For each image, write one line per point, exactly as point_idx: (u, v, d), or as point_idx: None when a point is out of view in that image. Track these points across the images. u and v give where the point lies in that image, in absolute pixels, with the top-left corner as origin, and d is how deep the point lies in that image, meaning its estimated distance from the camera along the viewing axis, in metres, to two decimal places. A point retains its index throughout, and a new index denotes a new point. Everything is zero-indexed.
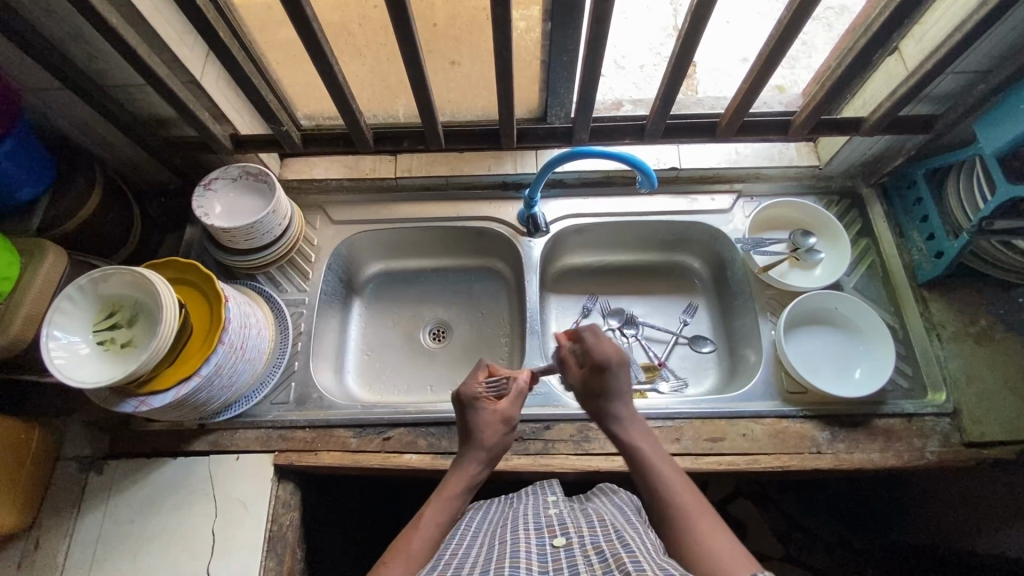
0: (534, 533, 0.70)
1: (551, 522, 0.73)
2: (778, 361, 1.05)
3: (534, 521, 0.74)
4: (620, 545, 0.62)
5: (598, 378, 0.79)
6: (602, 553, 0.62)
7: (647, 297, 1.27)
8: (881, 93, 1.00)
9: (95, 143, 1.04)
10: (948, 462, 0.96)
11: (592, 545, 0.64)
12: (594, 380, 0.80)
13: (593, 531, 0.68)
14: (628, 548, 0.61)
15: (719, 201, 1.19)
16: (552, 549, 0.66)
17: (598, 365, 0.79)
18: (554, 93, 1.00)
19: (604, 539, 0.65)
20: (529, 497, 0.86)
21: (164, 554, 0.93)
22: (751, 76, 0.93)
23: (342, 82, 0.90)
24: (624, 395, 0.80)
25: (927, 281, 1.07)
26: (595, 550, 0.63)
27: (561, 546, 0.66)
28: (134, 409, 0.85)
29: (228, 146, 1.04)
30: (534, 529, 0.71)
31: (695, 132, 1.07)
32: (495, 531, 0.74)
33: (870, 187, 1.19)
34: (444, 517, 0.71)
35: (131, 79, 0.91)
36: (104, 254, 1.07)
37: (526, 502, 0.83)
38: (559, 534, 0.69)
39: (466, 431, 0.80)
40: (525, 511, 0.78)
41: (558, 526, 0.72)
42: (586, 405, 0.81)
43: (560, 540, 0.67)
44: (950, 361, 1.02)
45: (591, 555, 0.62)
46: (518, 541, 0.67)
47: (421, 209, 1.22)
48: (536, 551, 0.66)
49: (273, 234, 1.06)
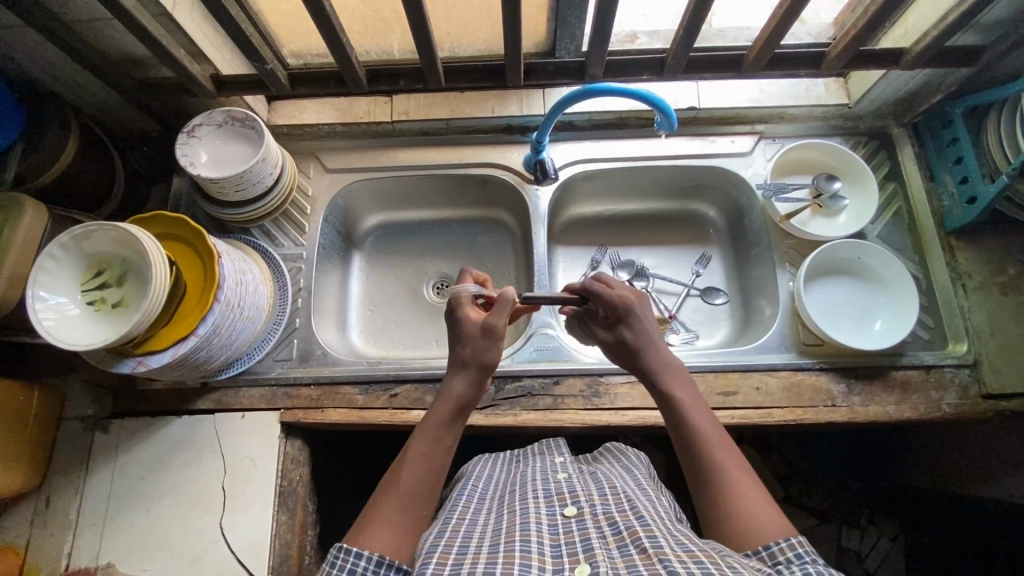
0: (544, 501, 0.68)
1: (561, 488, 0.72)
2: (795, 313, 1.02)
3: (543, 488, 0.72)
4: (634, 517, 0.62)
5: (630, 326, 0.78)
6: (616, 525, 0.61)
7: (658, 247, 1.22)
8: (927, 20, 0.90)
9: (64, 86, 0.95)
10: (965, 414, 0.94)
11: (605, 516, 0.63)
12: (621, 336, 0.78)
13: (606, 502, 0.67)
14: (643, 522, 0.61)
15: (740, 143, 1.12)
16: (563, 519, 0.64)
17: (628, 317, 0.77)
18: (564, 23, 0.90)
19: (617, 510, 0.64)
20: (537, 458, 0.84)
21: (177, 509, 0.94)
22: (785, 2, 0.83)
23: (331, 13, 0.80)
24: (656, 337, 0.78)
25: (956, 228, 1.02)
26: (608, 522, 0.62)
27: (572, 517, 0.65)
28: (133, 369, 0.82)
29: (209, 89, 0.96)
30: (543, 497, 0.70)
31: (718, 67, 0.98)
32: (503, 497, 0.73)
33: (901, 127, 1.11)
34: (431, 451, 0.69)
35: (95, 12, 0.82)
36: (88, 207, 1.01)
37: (533, 464, 0.82)
38: (570, 503, 0.67)
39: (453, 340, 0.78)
40: (531, 477, 0.77)
41: (567, 493, 0.70)
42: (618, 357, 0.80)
43: (571, 510, 0.65)
44: (974, 312, 0.98)
45: (603, 526, 0.62)
46: (528, 512, 0.65)
47: (422, 155, 1.15)
48: (547, 521, 0.64)
49: (265, 184, 1.00)
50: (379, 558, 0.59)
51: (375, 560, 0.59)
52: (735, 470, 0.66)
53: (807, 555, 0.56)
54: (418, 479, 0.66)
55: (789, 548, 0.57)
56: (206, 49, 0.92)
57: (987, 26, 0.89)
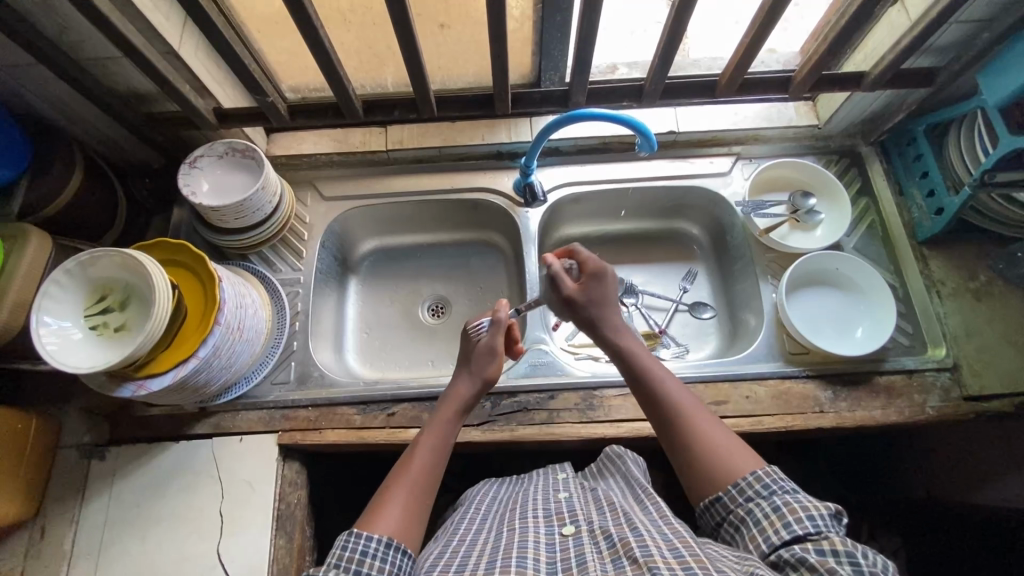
0: (542, 521, 0.70)
1: (560, 509, 0.73)
2: (779, 324, 1.05)
3: (543, 508, 0.74)
4: (628, 528, 0.64)
5: (593, 286, 0.90)
6: (610, 538, 0.63)
7: (646, 265, 1.26)
8: (883, 45, 0.97)
9: (72, 122, 0.99)
10: (948, 416, 0.97)
11: (601, 531, 0.65)
12: (591, 289, 0.90)
13: (603, 516, 0.69)
14: (636, 532, 0.62)
15: (718, 163, 1.17)
16: (561, 538, 0.66)
17: (598, 276, 0.91)
18: (548, 55, 0.96)
19: (613, 524, 0.66)
20: (540, 479, 0.86)
21: (173, 535, 0.93)
22: (752, 30, 0.89)
23: (330, 49, 0.86)
24: (612, 303, 0.91)
25: (927, 239, 1.07)
26: (603, 535, 0.64)
27: (569, 535, 0.66)
28: (133, 392, 0.83)
29: (212, 121, 1.00)
30: (543, 517, 0.71)
31: (693, 93, 1.05)
32: (505, 516, 0.74)
33: (869, 146, 1.17)
34: (439, 438, 0.79)
35: (105, 52, 0.86)
36: (90, 237, 1.04)
37: (537, 485, 0.83)
38: (568, 522, 0.69)
39: (467, 356, 0.90)
40: (534, 497, 0.78)
41: (567, 513, 0.72)
42: (583, 313, 0.90)
43: (569, 528, 0.67)
44: (949, 318, 1.02)
45: (599, 541, 0.64)
46: (527, 530, 0.67)
47: (415, 182, 1.19)
48: (544, 540, 0.66)
49: (264, 212, 1.04)
50: (388, 539, 0.64)
51: (384, 543, 0.64)
52: (703, 418, 0.75)
53: (773, 484, 0.65)
54: (431, 459, 0.76)
55: (757, 481, 0.66)
56: (209, 84, 0.96)
57: (940, 50, 0.96)
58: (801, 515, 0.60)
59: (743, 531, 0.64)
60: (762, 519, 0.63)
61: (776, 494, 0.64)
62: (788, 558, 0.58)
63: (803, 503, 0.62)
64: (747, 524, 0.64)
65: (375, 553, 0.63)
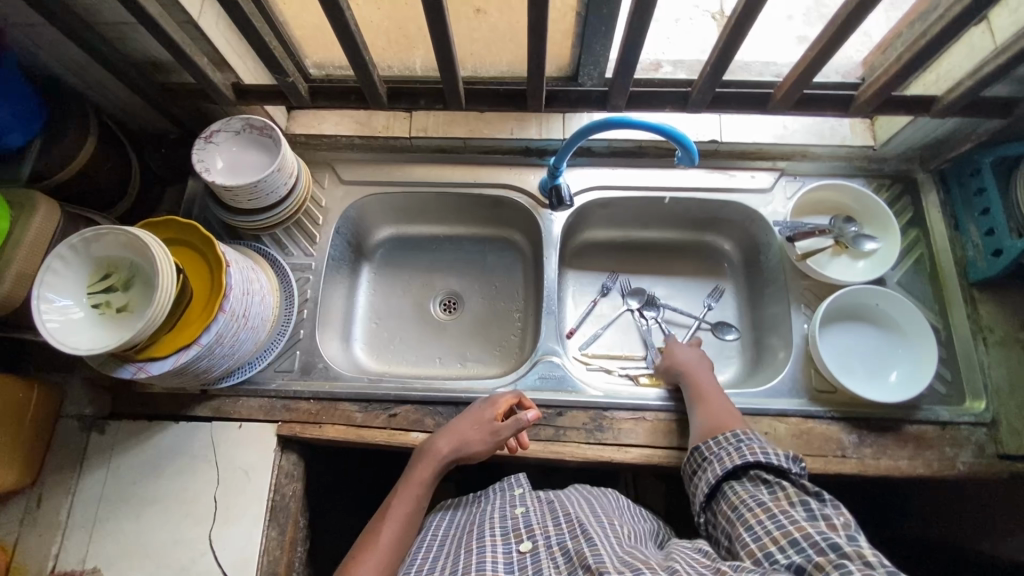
0: (501, 538, 0.72)
1: (518, 523, 0.74)
2: (808, 358, 0.99)
3: (500, 523, 0.75)
4: (583, 540, 0.67)
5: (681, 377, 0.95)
6: (568, 553, 0.67)
7: (671, 278, 1.20)
8: (960, 68, 0.88)
9: (87, 85, 0.95)
10: (979, 474, 0.91)
11: (558, 547, 0.69)
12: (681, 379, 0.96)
13: (559, 530, 0.71)
14: (590, 543, 0.66)
15: (760, 179, 1.10)
16: (519, 556, 0.70)
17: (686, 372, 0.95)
18: (589, 49, 0.88)
19: (569, 538, 0.69)
20: (496, 494, 0.84)
21: (166, 516, 0.93)
22: (820, 43, 0.82)
23: (356, 32, 0.81)
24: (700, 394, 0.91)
25: (979, 280, 0.99)
26: (561, 551, 0.68)
27: (527, 552, 0.70)
28: (132, 374, 0.81)
29: (229, 96, 0.95)
30: (500, 534, 0.73)
31: (744, 104, 0.97)
32: (466, 536, 0.76)
33: (927, 173, 1.08)
34: (411, 507, 0.79)
35: (120, 17, 0.82)
36: (101, 207, 1.01)
37: (492, 501, 0.81)
38: (525, 537, 0.72)
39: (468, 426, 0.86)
40: (491, 513, 0.78)
41: (524, 527, 0.73)
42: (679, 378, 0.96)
43: (526, 545, 0.70)
44: (994, 369, 0.96)
45: (557, 556, 0.68)
46: (485, 549, 0.70)
47: (437, 172, 1.14)
48: (503, 559, 0.69)
49: (279, 193, 1.00)
50: None
51: None
52: (720, 407, 0.88)
53: (743, 437, 0.78)
54: (399, 531, 0.76)
55: (733, 434, 0.79)
56: (229, 57, 0.92)
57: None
58: (758, 452, 0.75)
59: (713, 464, 0.78)
60: (727, 455, 0.78)
61: (746, 439, 0.78)
62: (749, 493, 0.72)
63: (761, 444, 0.76)
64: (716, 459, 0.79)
65: None
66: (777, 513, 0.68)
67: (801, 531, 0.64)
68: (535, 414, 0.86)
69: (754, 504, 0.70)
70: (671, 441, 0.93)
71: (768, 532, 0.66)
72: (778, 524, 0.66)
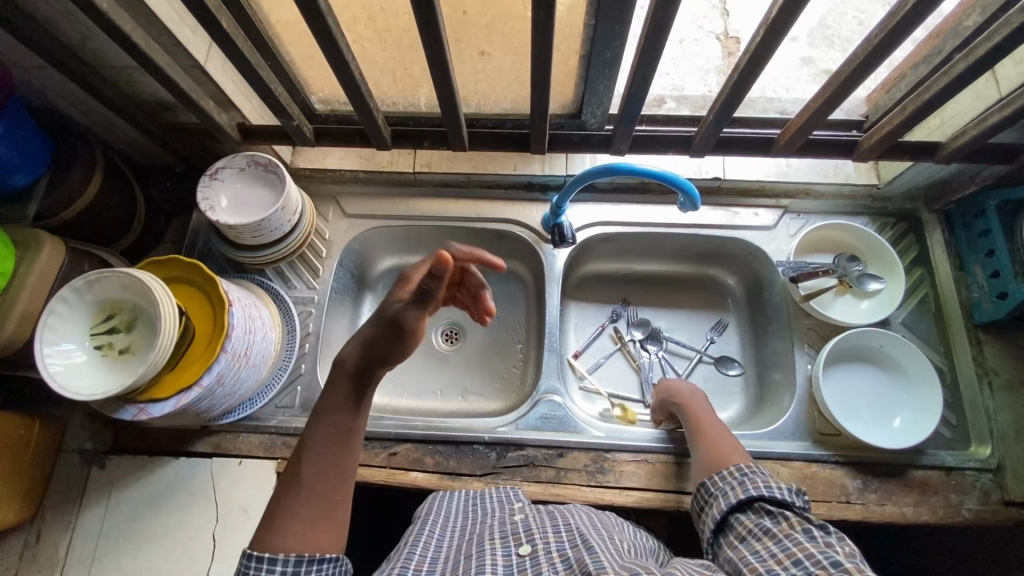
0: (499, 541, 0.66)
1: (517, 527, 0.69)
2: (811, 400, 0.99)
3: (500, 529, 0.69)
4: (583, 548, 0.61)
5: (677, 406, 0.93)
6: (567, 560, 0.61)
7: (674, 311, 1.19)
8: (963, 115, 0.88)
9: (96, 123, 0.96)
10: (985, 522, 0.90)
11: (557, 552, 0.63)
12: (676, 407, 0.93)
13: (558, 536, 0.65)
14: (590, 550, 0.60)
15: (763, 216, 1.10)
16: (518, 559, 0.63)
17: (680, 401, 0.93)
18: (592, 91, 0.88)
19: (569, 545, 0.63)
20: (494, 505, 0.78)
21: (165, 554, 0.92)
22: (824, 93, 0.82)
23: (358, 77, 0.82)
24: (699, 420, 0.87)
25: (985, 322, 0.99)
26: (560, 557, 0.62)
27: (526, 555, 0.63)
28: (133, 416, 0.80)
29: (234, 136, 0.97)
30: (499, 537, 0.67)
31: (748, 146, 0.97)
32: (462, 542, 0.69)
33: (931, 213, 1.08)
34: (337, 432, 0.63)
35: (129, 63, 0.83)
36: (106, 242, 1.01)
37: (491, 510, 0.76)
38: (525, 540, 0.65)
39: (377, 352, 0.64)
40: (489, 521, 0.72)
41: (523, 531, 0.67)
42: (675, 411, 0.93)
43: (525, 548, 0.64)
44: (999, 413, 0.95)
45: (555, 563, 0.62)
46: (483, 553, 0.64)
47: (441, 206, 1.14)
48: (501, 562, 0.63)
49: (283, 230, 1.00)
50: (296, 557, 0.55)
51: (293, 561, 0.55)
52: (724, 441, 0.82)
53: (745, 472, 0.72)
54: (323, 465, 0.61)
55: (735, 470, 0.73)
56: (234, 97, 0.93)
57: None
58: (761, 484, 0.69)
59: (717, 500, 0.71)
60: (730, 490, 0.71)
61: (748, 475, 0.71)
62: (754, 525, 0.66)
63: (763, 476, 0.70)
64: (717, 493, 0.72)
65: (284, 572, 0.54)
66: (781, 538, 0.61)
67: (805, 551, 0.58)
68: (445, 255, 0.59)
69: (759, 532, 0.64)
70: (673, 485, 0.93)
71: (772, 556, 0.60)
72: (783, 548, 0.60)
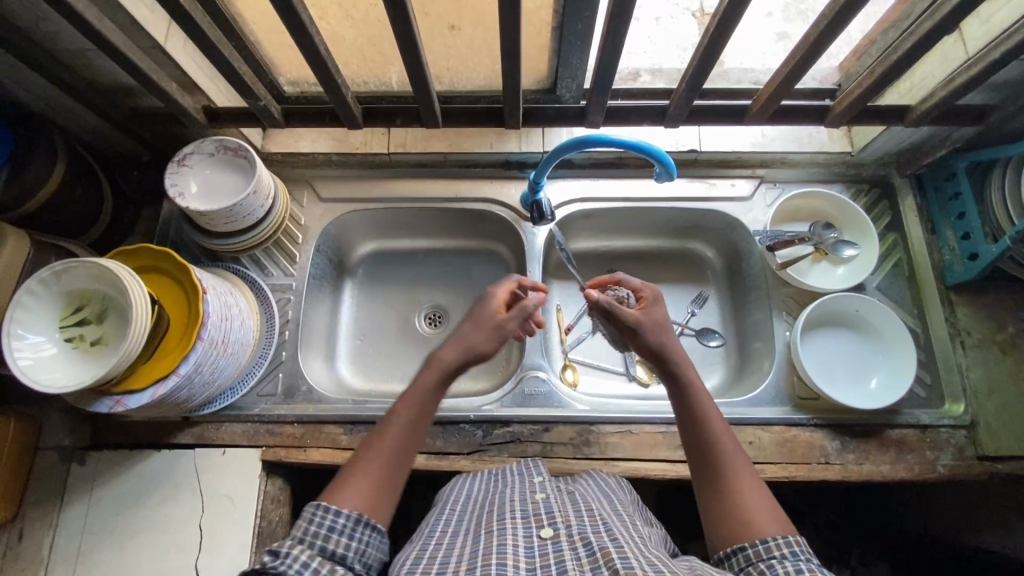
0: (521, 521, 0.64)
1: (538, 509, 0.67)
2: (790, 366, 1.00)
3: (521, 509, 0.67)
4: (607, 538, 0.59)
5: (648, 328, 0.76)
6: (589, 545, 0.58)
7: (655, 285, 1.20)
8: (931, 78, 0.89)
9: (54, 111, 0.93)
10: (960, 476, 0.92)
11: (579, 536, 0.60)
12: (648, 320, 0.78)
13: (581, 521, 0.63)
14: (616, 543, 0.57)
15: (740, 187, 1.10)
16: (540, 541, 0.60)
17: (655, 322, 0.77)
18: (565, 63, 0.87)
19: (592, 531, 0.60)
20: (516, 480, 0.77)
21: (151, 547, 0.91)
22: (795, 58, 0.82)
23: (325, 54, 0.80)
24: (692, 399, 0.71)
25: (956, 283, 1.01)
26: (582, 541, 0.59)
27: (548, 538, 0.61)
28: (110, 408, 0.79)
29: (200, 119, 0.94)
30: (521, 517, 0.64)
31: (722, 116, 0.97)
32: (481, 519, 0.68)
33: (903, 178, 1.09)
34: (419, 407, 0.69)
35: (84, 45, 0.80)
36: (74, 234, 0.99)
37: (511, 486, 0.75)
38: (546, 523, 0.63)
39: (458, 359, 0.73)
40: (508, 497, 0.71)
41: (545, 514, 0.65)
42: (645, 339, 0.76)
43: (548, 531, 0.61)
44: (972, 371, 0.97)
45: (578, 547, 0.58)
46: (504, 532, 0.61)
47: (417, 186, 1.13)
48: (522, 543, 0.60)
49: (256, 215, 0.98)
50: (357, 515, 0.60)
51: (353, 517, 0.60)
52: (741, 473, 0.66)
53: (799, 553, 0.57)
54: (401, 439, 0.67)
55: (784, 545, 0.57)
56: (198, 79, 0.90)
57: (995, 86, 0.87)
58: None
59: None
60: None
61: (803, 562, 0.56)
62: None
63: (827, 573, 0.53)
64: None
65: (342, 528, 0.59)
66: None
67: None
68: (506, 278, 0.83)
69: None
70: (658, 454, 0.94)
71: None
72: None
